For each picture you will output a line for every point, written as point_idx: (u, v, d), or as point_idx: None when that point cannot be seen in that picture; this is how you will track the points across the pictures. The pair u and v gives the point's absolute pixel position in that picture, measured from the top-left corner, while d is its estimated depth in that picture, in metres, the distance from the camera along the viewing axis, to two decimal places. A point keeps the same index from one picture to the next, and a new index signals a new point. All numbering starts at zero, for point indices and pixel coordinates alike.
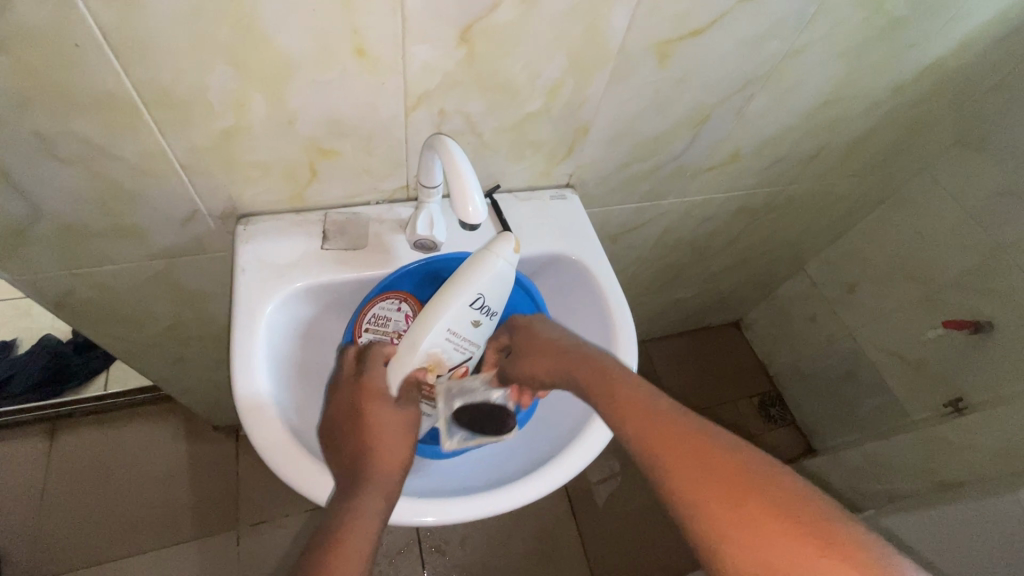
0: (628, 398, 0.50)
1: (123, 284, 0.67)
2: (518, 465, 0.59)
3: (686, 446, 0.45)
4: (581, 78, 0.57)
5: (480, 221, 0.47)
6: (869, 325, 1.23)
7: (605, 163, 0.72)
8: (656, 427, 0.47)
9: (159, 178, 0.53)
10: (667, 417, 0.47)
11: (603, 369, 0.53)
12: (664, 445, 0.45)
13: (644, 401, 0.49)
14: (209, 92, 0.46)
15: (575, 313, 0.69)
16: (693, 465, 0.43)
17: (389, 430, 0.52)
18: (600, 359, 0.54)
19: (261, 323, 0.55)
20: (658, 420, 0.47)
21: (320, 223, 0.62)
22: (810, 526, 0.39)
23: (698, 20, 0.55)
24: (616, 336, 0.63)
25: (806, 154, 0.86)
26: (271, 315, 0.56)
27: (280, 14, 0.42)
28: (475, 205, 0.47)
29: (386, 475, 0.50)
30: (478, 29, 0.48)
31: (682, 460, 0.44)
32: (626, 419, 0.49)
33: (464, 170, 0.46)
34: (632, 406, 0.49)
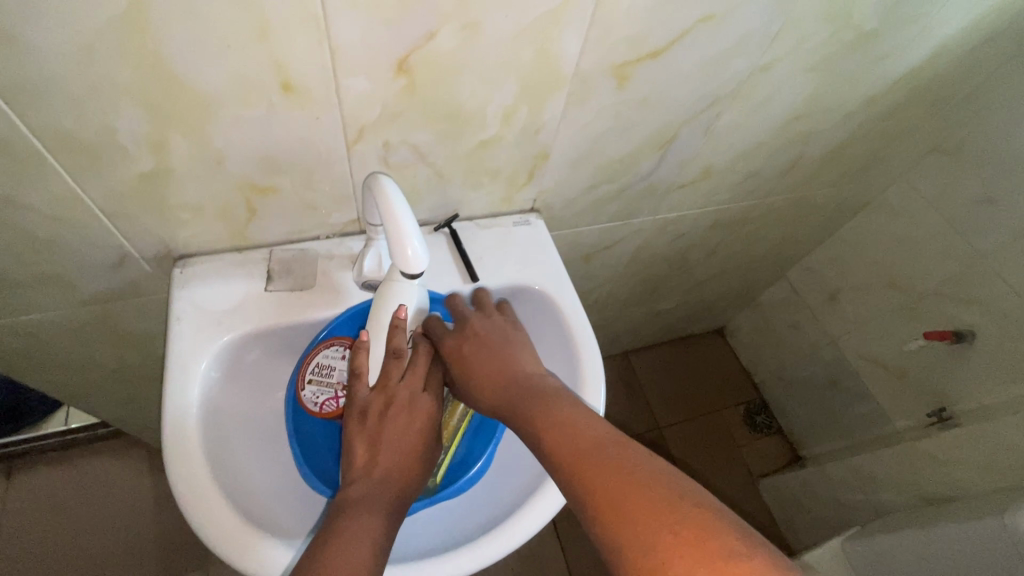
0: (562, 423, 0.45)
1: (56, 331, 0.62)
2: (472, 523, 0.54)
3: (613, 472, 0.41)
4: (535, 104, 0.54)
5: (421, 265, 0.47)
6: (851, 333, 1.21)
7: (570, 186, 0.69)
8: (580, 447, 0.43)
9: (77, 225, 0.49)
10: (594, 444, 0.43)
11: (545, 400, 0.48)
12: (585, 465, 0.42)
13: (578, 431, 0.45)
14: (119, 134, 0.42)
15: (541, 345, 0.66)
16: (618, 492, 0.40)
17: (399, 449, 0.48)
18: (539, 396, 0.49)
19: (196, 377, 0.51)
20: (589, 444, 0.43)
21: (265, 261, 0.58)
22: (726, 560, 0.34)
23: (655, 41, 0.51)
24: (583, 372, 0.59)
25: (780, 167, 0.84)
26: (207, 367, 0.52)
27: (189, 51, 0.38)
28: (415, 249, 0.45)
29: (395, 498, 0.46)
30: (416, 60, 0.45)
31: (599, 480, 0.41)
32: (554, 448, 0.44)
33: (403, 218, 0.44)
34: (562, 436, 0.45)
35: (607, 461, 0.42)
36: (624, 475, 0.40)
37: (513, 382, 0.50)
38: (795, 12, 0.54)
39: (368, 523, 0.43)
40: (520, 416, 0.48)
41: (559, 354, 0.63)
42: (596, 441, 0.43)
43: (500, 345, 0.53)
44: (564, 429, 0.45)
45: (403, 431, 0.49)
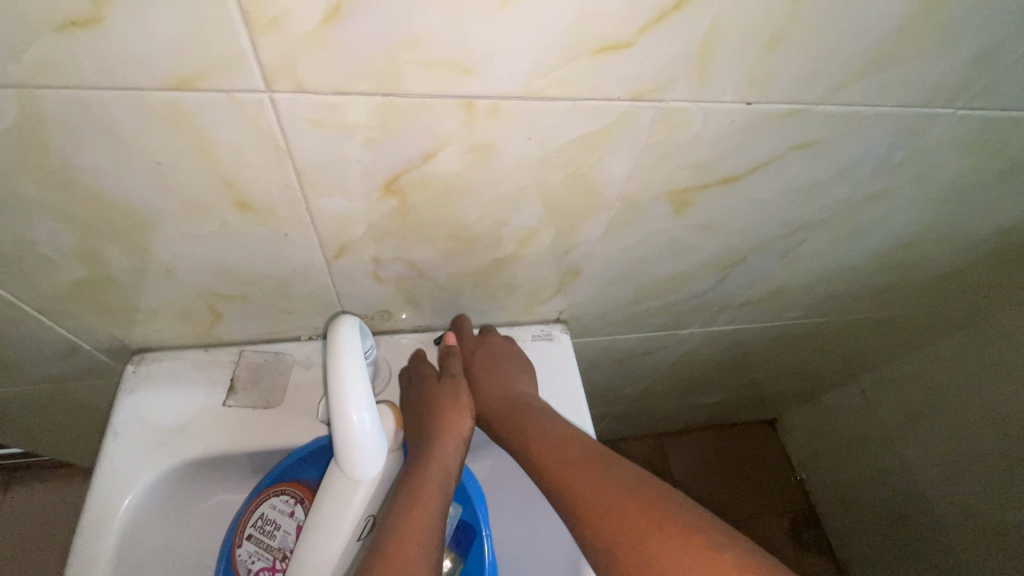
0: (549, 432, 0.45)
1: (12, 402, 0.56)
2: None
3: (599, 480, 0.39)
4: (565, 226, 0.43)
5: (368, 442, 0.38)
6: (935, 468, 1.01)
7: (605, 301, 0.57)
8: (555, 453, 0.43)
9: (14, 322, 0.42)
10: (572, 447, 0.43)
11: (531, 408, 0.48)
12: (561, 468, 0.41)
13: (558, 436, 0.44)
14: (41, 245, 0.35)
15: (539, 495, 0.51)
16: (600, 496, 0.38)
17: (450, 408, 0.47)
18: (522, 402, 0.48)
19: (118, 518, 0.43)
20: (575, 453, 0.42)
21: (231, 366, 0.50)
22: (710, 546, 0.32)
23: (731, 168, 0.39)
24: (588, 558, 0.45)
25: (873, 288, 0.68)
26: (134, 504, 0.44)
27: (108, 168, 0.30)
28: (361, 416, 0.37)
29: (458, 460, 0.45)
30: (408, 181, 0.35)
31: (576, 480, 0.40)
32: (534, 451, 0.44)
33: (347, 370, 0.36)
34: (542, 440, 0.44)
35: (587, 468, 0.40)
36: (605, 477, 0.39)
37: (507, 392, 0.49)
38: (928, 139, 0.40)
39: (436, 466, 0.42)
40: (507, 422, 0.48)
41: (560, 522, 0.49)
42: (577, 447, 0.43)
43: (501, 355, 0.52)
44: (551, 434, 0.45)
45: (453, 408, 0.48)
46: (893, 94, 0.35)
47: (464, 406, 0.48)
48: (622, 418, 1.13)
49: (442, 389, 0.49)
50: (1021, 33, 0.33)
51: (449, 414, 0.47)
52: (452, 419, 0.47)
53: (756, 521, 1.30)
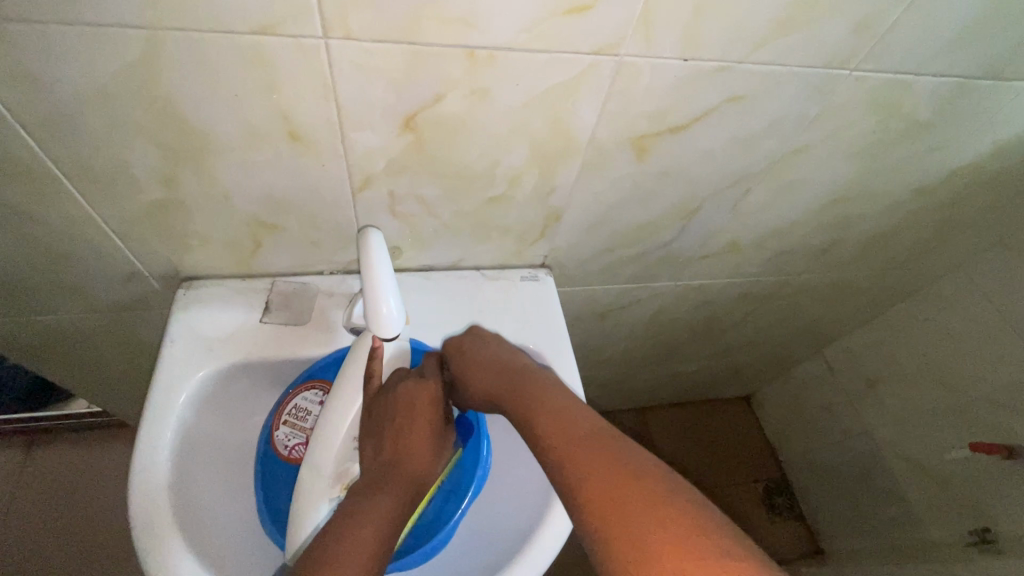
0: (562, 414, 0.45)
1: (69, 332, 0.65)
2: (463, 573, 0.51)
3: (617, 476, 0.39)
4: (547, 169, 0.52)
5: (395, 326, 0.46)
6: (891, 428, 1.11)
7: (583, 248, 0.67)
8: (574, 444, 0.42)
9: (93, 243, 0.51)
10: (589, 439, 0.42)
11: (533, 398, 0.48)
12: (577, 457, 0.41)
13: (568, 425, 0.44)
14: (131, 166, 0.44)
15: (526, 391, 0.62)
16: (611, 486, 0.39)
17: (420, 437, 0.49)
18: (527, 391, 0.49)
19: (176, 408, 0.51)
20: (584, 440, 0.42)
21: (266, 292, 0.59)
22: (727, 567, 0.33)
23: (679, 117, 0.49)
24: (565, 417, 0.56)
25: (818, 248, 0.79)
26: (188, 398, 0.52)
27: (196, 98, 0.39)
28: (391, 309, 0.45)
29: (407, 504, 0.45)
30: (423, 119, 0.44)
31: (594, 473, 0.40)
32: (546, 439, 0.44)
33: (380, 270, 0.43)
34: (554, 429, 0.44)
35: (599, 454, 0.41)
36: (616, 469, 0.39)
37: (506, 381, 0.50)
38: (835, 98, 0.51)
39: (383, 503, 0.44)
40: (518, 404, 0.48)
41: None
42: (592, 436, 0.43)
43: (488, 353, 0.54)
44: (562, 418, 0.45)
45: (421, 421, 0.49)
46: (799, 55, 0.45)
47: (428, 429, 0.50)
48: (606, 386, 1.22)
49: (421, 404, 0.50)
50: (889, 10, 0.43)
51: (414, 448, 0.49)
52: (414, 448, 0.49)
53: (732, 489, 1.38)
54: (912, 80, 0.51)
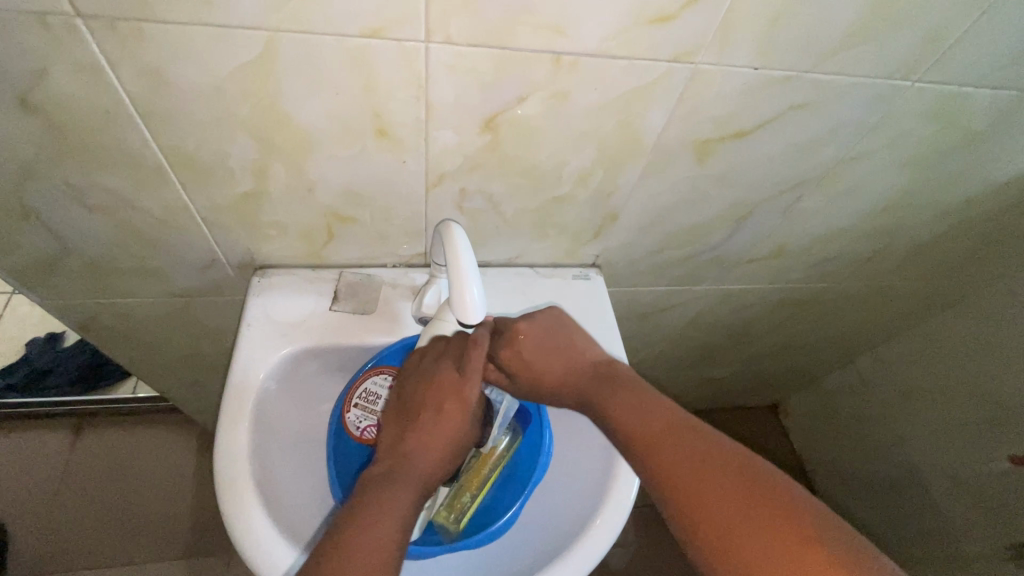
0: (633, 407, 0.47)
1: (144, 315, 0.68)
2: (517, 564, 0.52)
3: (695, 461, 0.42)
4: (611, 169, 0.54)
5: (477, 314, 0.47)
6: (926, 441, 1.11)
7: (635, 248, 0.69)
8: (649, 432, 0.45)
9: (181, 229, 0.54)
10: (661, 429, 0.45)
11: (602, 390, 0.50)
12: (653, 445, 0.44)
13: (638, 417, 0.46)
14: (229, 158, 0.47)
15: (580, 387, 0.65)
16: (712, 479, 0.40)
17: (442, 433, 0.49)
18: (594, 383, 0.50)
19: (254, 389, 0.54)
20: (676, 434, 0.44)
21: (334, 282, 0.62)
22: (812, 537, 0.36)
23: (743, 122, 0.51)
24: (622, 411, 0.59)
25: (863, 255, 0.80)
26: (265, 381, 0.55)
27: (299, 95, 0.42)
28: (473, 298, 0.46)
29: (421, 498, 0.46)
30: (503, 120, 0.47)
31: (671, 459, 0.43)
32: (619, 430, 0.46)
33: (464, 257, 0.45)
34: (626, 421, 0.46)
35: (695, 449, 0.42)
36: (713, 462, 0.41)
37: (571, 373, 0.52)
38: (895, 107, 0.53)
39: (402, 496, 0.44)
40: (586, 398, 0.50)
41: None
42: (664, 426, 0.45)
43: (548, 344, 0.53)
44: (630, 409, 0.47)
45: (453, 414, 0.50)
46: (865, 65, 0.47)
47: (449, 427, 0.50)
48: None
49: (449, 398, 0.50)
50: (956, 23, 0.45)
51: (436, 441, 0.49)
52: (433, 443, 0.49)
53: None
54: (972, 91, 0.52)
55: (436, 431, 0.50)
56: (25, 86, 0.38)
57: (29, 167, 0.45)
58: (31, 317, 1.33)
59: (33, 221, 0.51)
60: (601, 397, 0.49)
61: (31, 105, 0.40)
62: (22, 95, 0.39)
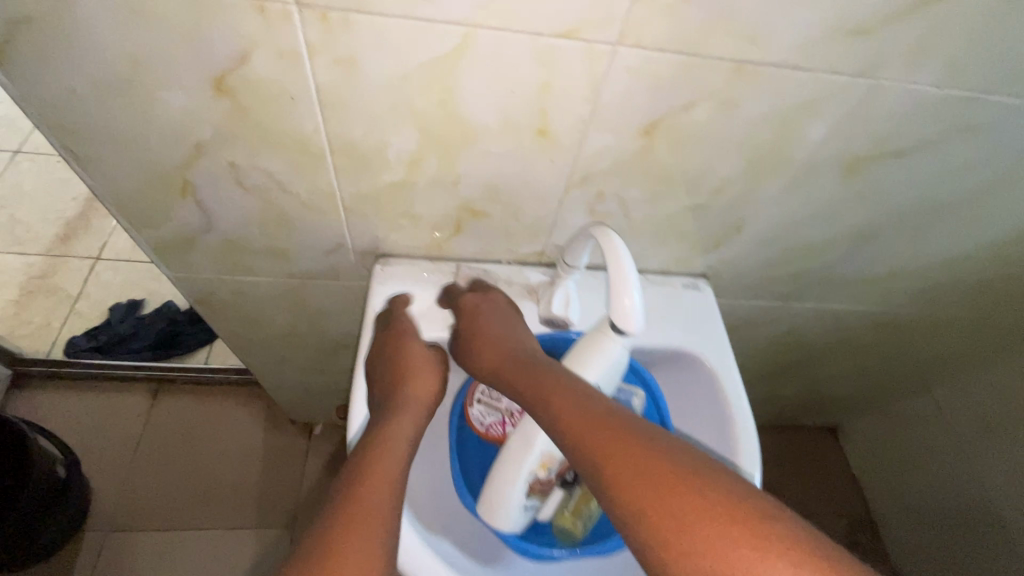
0: (573, 400, 0.45)
1: (258, 292, 0.70)
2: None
3: (638, 457, 0.40)
4: (755, 181, 0.53)
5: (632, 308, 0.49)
6: (1006, 478, 1.07)
7: (749, 261, 0.68)
8: (594, 431, 0.42)
9: (320, 214, 0.55)
10: (605, 422, 0.43)
11: (547, 377, 0.48)
12: (598, 444, 0.41)
13: (584, 409, 0.44)
14: (389, 149, 0.47)
15: (696, 399, 0.64)
16: (640, 476, 0.39)
17: (420, 380, 0.53)
18: (541, 369, 0.49)
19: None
20: (610, 432, 0.42)
21: (452, 275, 0.62)
22: (763, 531, 0.35)
23: (905, 141, 0.49)
24: (738, 433, 0.59)
25: (978, 283, 0.77)
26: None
27: (476, 89, 0.42)
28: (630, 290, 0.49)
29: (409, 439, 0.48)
30: (664, 126, 0.46)
31: (619, 461, 0.40)
32: (562, 424, 0.44)
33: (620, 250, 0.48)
34: (569, 413, 0.44)
35: (619, 442, 0.41)
36: (641, 456, 0.40)
37: (513, 353, 0.52)
38: None
39: (395, 443, 0.47)
40: (531, 386, 0.48)
41: (715, 417, 0.61)
42: (605, 418, 0.43)
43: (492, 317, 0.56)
44: (573, 403, 0.45)
45: (422, 367, 0.54)
46: None
47: (418, 373, 0.53)
48: None
49: (420, 352, 0.55)
50: None
51: (416, 387, 0.52)
52: (411, 388, 0.52)
53: (816, 521, 1.35)
54: None
55: (417, 382, 0.53)
56: (224, 68, 0.39)
57: (201, 146, 0.46)
58: (114, 284, 1.39)
59: (187, 197, 0.52)
60: (545, 386, 0.47)
61: (223, 87, 0.41)
62: (219, 77, 0.40)
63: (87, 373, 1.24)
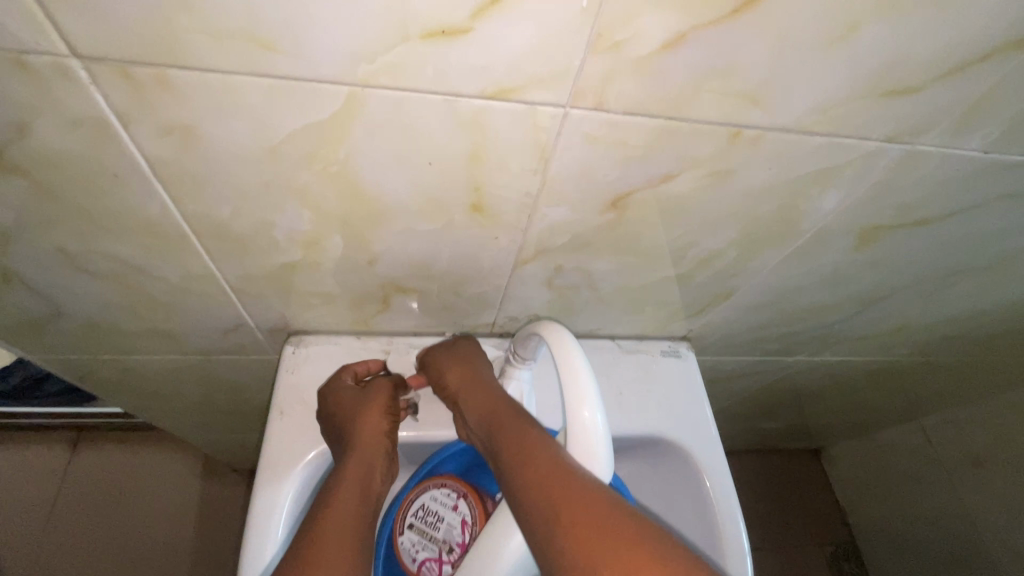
0: (537, 440, 0.37)
1: (151, 369, 0.58)
2: None
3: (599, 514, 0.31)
4: (748, 251, 0.43)
5: (590, 416, 0.38)
6: (999, 514, 1.03)
7: (737, 325, 0.58)
8: (551, 476, 0.34)
9: (203, 296, 0.43)
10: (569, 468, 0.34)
11: (521, 416, 0.40)
12: (554, 490, 0.33)
13: (550, 451, 0.36)
14: (276, 229, 0.36)
15: (676, 494, 0.54)
16: (578, 527, 0.31)
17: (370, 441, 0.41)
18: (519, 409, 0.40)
19: (282, 512, 0.43)
20: (552, 472, 0.34)
21: (382, 354, 0.51)
22: None
23: (933, 211, 0.40)
24: (727, 542, 0.49)
25: (986, 334, 0.69)
26: (295, 501, 0.44)
27: (383, 162, 0.31)
28: (589, 397, 0.38)
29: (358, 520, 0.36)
30: (637, 199, 0.35)
31: (574, 515, 0.31)
32: (520, 465, 0.36)
33: (567, 348, 0.39)
34: (533, 454, 0.36)
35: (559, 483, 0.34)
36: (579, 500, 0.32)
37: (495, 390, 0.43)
38: None
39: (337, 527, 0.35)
40: (499, 426, 0.40)
41: (698, 520, 0.52)
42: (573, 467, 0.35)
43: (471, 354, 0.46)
44: (536, 447, 0.36)
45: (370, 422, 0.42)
46: None
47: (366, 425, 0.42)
48: None
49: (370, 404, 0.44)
50: None
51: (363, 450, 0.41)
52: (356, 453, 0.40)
53: (798, 551, 1.29)
54: None
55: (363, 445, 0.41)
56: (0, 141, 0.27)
57: (10, 231, 0.34)
58: None
59: (15, 283, 0.39)
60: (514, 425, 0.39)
61: (10, 164, 0.28)
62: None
63: None
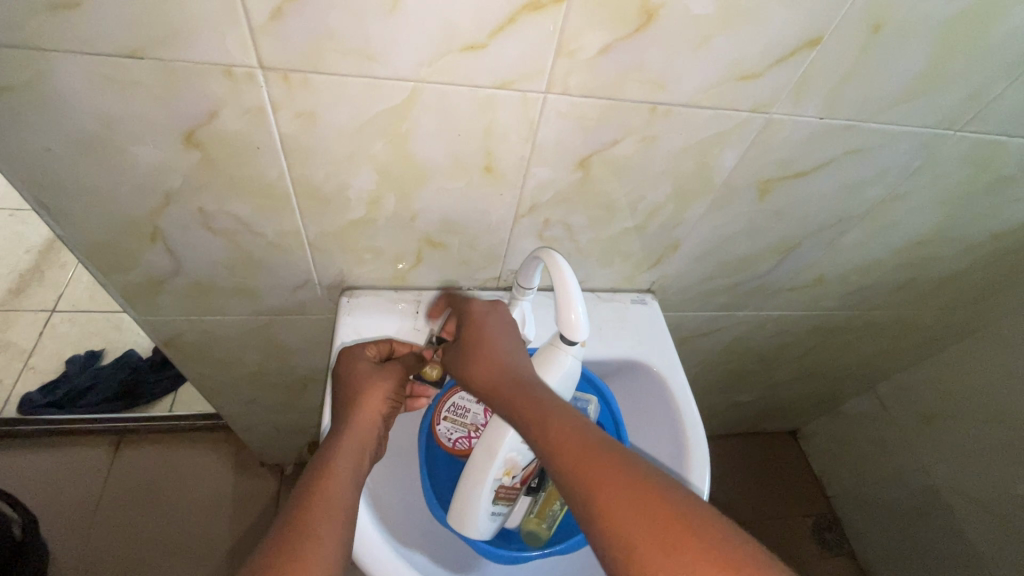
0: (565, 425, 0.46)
1: (226, 332, 0.72)
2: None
3: (628, 485, 0.41)
4: (682, 203, 0.60)
5: (576, 312, 0.53)
6: (945, 463, 1.15)
7: (688, 276, 0.74)
8: (583, 458, 0.43)
9: (287, 252, 0.59)
10: (595, 448, 0.44)
11: (546, 402, 0.49)
12: (587, 469, 0.42)
13: (578, 434, 0.45)
14: (351, 189, 0.52)
15: (648, 402, 0.69)
16: (630, 511, 0.39)
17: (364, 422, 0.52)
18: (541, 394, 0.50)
19: None
20: (603, 468, 0.42)
21: (415, 302, 0.66)
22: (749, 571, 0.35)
23: (803, 164, 0.57)
24: (685, 424, 0.63)
25: (894, 284, 0.86)
26: None
27: (428, 135, 0.47)
28: (576, 300, 0.52)
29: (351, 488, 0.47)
30: (596, 159, 0.52)
31: (606, 488, 0.41)
32: (555, 448, 0.45)
33: (560, 264, 0.52)
34: (564, 437, 0.45)
35: (605, 469, 0.42)
36: (627, 482, 0.41)
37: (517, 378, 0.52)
38: (937, 153, 0.59)
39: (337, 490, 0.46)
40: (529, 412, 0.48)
41: (665, 415, 0.66)
42: (599, 446, 0.44)
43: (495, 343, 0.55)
44: (564, 430, 0.46)
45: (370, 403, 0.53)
46: (915, 117, 0.53)
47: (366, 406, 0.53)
48: None
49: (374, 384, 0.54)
50: (996, 82, 0.51)
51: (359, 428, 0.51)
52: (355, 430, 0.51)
53: (783, 522, 1.40)
54: (1005, 140, 0.58)
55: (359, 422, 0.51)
56: (195, 125, 0.43)
57: (172, 194, 0.50)
58: (72, 335, 1.35)
59: (157, 242, 0.55)
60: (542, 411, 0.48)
61: (194, 141, 0.45)
62: (190, 132, 0.44)
63: (43, 429, 1.19)
